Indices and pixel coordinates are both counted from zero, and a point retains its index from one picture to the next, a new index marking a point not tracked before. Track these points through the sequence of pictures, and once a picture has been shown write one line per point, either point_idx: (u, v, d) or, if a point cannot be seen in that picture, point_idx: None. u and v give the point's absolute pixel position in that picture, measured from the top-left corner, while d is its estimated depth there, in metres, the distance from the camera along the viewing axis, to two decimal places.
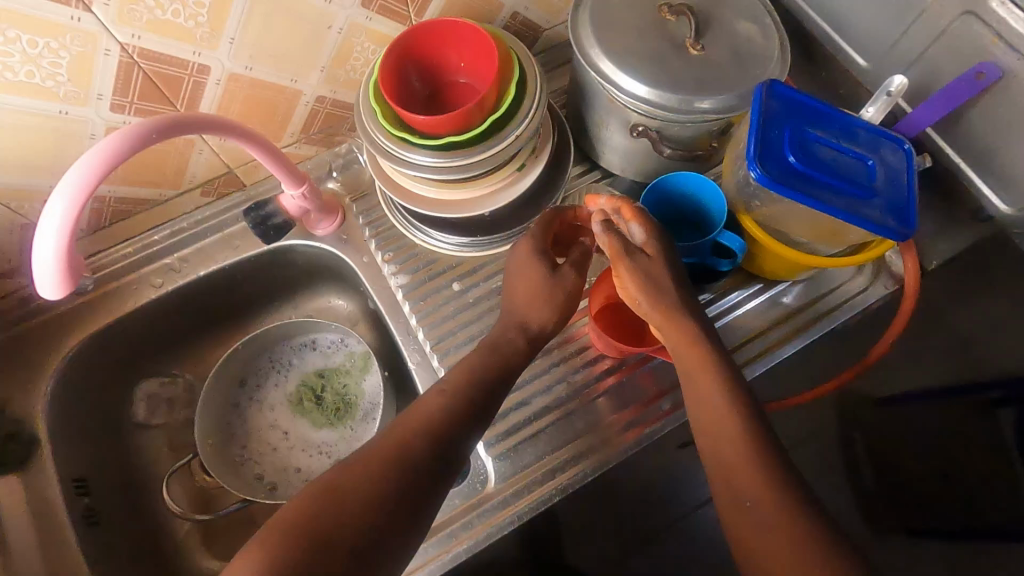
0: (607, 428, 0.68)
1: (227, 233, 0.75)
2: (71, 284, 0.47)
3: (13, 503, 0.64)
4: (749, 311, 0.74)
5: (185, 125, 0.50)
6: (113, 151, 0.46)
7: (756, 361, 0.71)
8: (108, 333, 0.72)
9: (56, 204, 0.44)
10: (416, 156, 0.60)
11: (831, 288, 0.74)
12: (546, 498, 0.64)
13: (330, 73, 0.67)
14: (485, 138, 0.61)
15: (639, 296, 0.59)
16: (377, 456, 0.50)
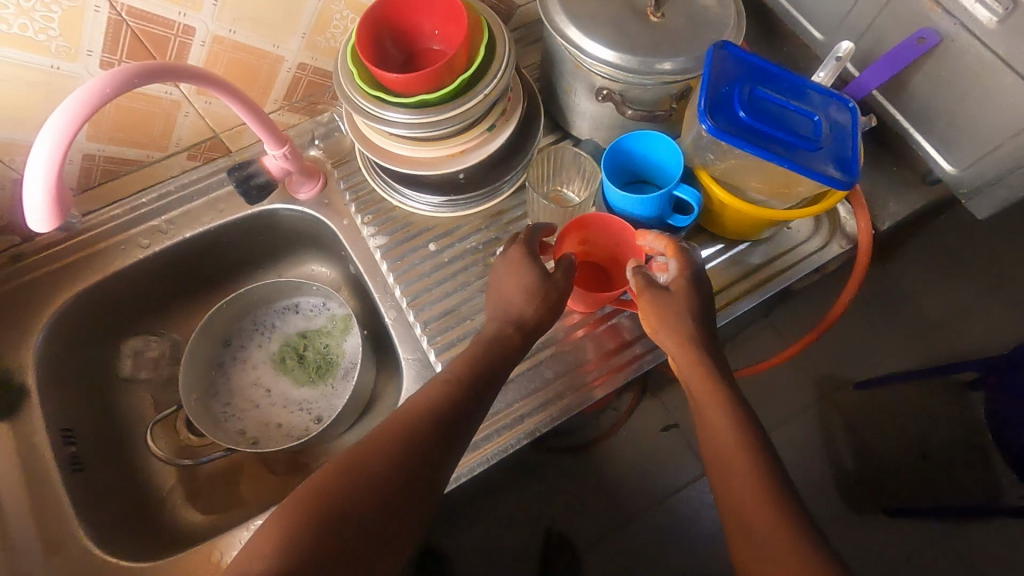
0: (572, 378, 0.71)
1: (212, 197, 0.78)
2: (59, 217, 0.49)
3: (2, 446, 0.66)
4: (712, 268, 0.77)
5: (164, 74, 0.53)
6: (97, 91, 0.48)
7: (718, 315, 0.75)
8: (98, 290, 0.75)
9: (45, 138, 0.47)
10: (392, 115, 0.64)
11: (790, 249, 0.78)
12: (516, 443, 0.68)
13: (311, 40, 0.70)
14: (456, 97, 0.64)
15: (660, 325, 0.60)
16: (386, 441, 0.51)
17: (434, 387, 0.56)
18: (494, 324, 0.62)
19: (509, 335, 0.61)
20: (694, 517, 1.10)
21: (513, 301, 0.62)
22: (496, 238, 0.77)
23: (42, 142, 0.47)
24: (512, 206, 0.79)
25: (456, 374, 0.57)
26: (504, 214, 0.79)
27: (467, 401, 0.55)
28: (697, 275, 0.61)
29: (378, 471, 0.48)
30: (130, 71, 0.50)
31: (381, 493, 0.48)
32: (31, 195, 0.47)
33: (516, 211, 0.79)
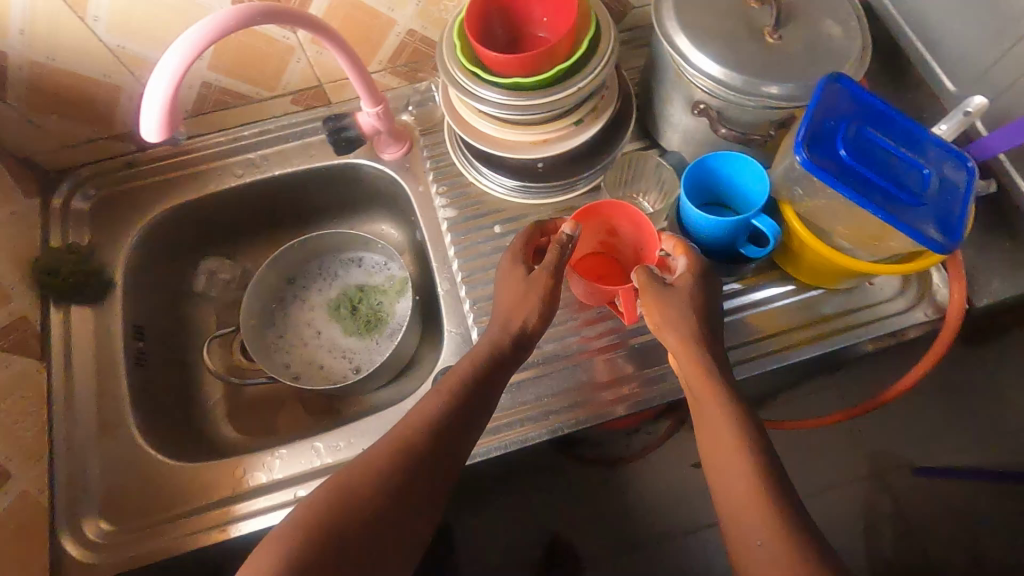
0: (594, 389, 0.70)
1: (307, 142, 0.83)
2: (169, 131, 0.53)
3: (84, 329, 0.73)
4: (774, 309, 0.74)
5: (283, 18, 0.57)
6: (223, 22, 0.53)
7: (770, 358, 0.71)
8: (189, 206, 0.82)
9: (171, 58, 0.51)
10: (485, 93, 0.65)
11: (859, 305, 0.73)
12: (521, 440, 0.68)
13: (424, 9, 0.72)
14: (549, 86, 0.64)
15: (662, 324, 0.59)
16: (379, 457, 0.52)
17: (434, 398, 0.56)
18: (493, 330, 0.61)
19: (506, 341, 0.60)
20: (707, 560, 1.06)
21: (505, 308, 0.62)
22: None
23: (165, 62, 0.51)
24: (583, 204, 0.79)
25: (450, 390, 0.56)
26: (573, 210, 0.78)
27: (464, 410, 0.55)
28: (703, 269, 0.62)
29: (375, 486, 0.50)
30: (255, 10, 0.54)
31: (382, 507, 0.49)
32: (148, 108, 0.52)
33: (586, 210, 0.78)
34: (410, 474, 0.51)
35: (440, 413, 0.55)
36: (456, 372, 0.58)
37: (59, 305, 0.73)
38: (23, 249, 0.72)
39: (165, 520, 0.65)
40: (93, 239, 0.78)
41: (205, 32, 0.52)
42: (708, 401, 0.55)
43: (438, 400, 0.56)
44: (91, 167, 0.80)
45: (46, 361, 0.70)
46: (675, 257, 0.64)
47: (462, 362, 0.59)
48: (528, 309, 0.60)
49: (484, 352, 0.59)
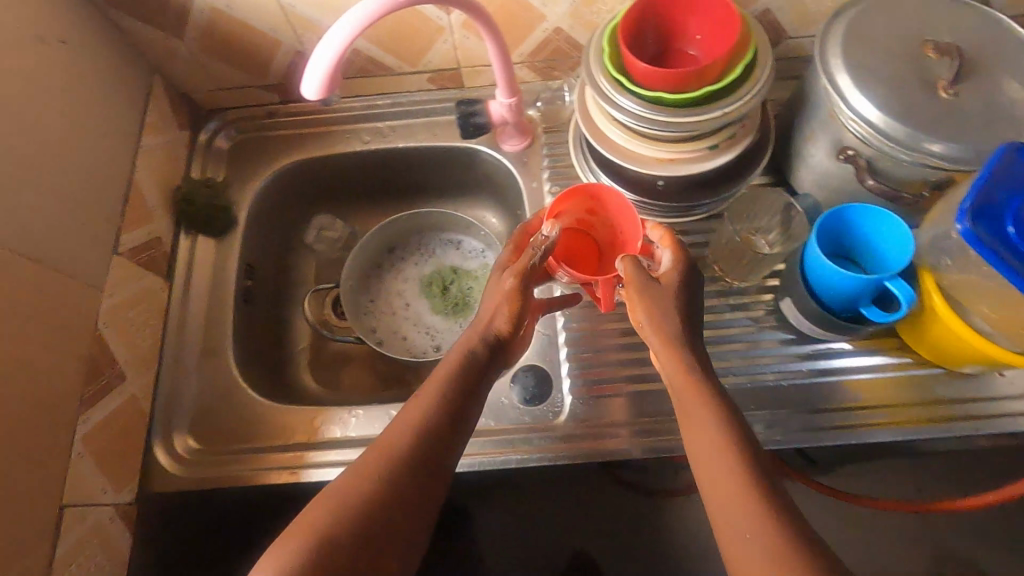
0: (604, 427, 0.68)
1: (433, 120, 0.85)
2: (327, 92, 0.56)
3: (206, 258, 0.79)
4: (861, 380, 0.69)
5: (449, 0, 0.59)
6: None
7: (851, 431, 0.67)
8: (314, 162, 0.86)
9: (344, 25, 0.54)
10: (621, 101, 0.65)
11: (932, 403, 0.67)
12: (508, 461, 0.68)
13: (577, 9, 0.72)
14: (691, 105, 0.63)
15: (649, 321, 0.58)
16: (366, 464, 0.48)
17: (418, 404, 0.53)
18: (469, 336, 0.60)
19: (478, 350, 0.59)
20: None
21: (485, 311, 0.62)
22: None
23: (337, 28, 0.54)
24: (695, 232, 0.77)
25: (443, 396, 0.53)
26: (684, 236, 0.77)
27: (455, 415, 0.52)
28: (687, 265, 0.62)
29: (368, 492, 0.46)
30: None
31: (383, 515, 0.45)
32: (313, 70, 0.55)
33: (697, 239, 0.76)
34: (408, 479, 0.47)
35: (429, 416, 0.51)
36: (437, 381, 0.55)
37: (188, 231, 0.79)
38: (170, 175, 0.78)
39: (230, 451, 0.69)
40: (226, 177, 0.84)
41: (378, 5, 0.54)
42: (698, 412, 0.52)
43: (427, 406, 0.52)
44: (239, 112, 0.86)
45: (170, 281, 0.76)
46: (659, 248, 0.64)
47: (442, 369, 0.56)
48: (502, 316, 0.61)
49: (458, 358, 0.57)
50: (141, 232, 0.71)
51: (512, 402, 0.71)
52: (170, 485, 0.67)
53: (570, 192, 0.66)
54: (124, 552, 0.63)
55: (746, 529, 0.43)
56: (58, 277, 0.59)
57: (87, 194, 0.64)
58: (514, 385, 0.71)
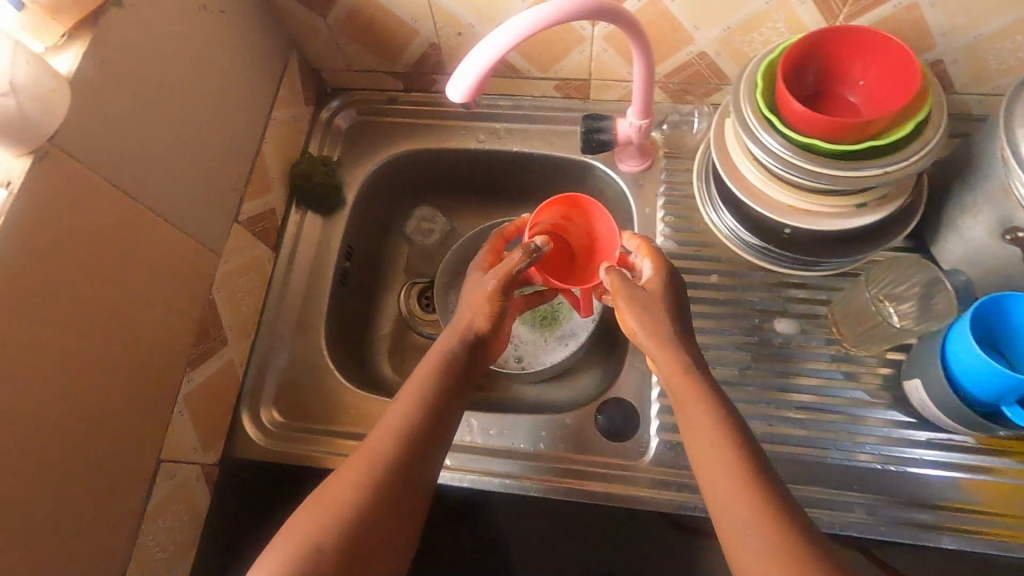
0: (614, 469, 0.67)
1: (551, 129, 0.84)
2: (472, 98, 0.55)
3: (312, 234, 0.80)
4: (929, 475, 0.64)
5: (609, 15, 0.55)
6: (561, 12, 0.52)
7: (914, 530, 0.62)
8: (426, 154, 0.86)
9: (502, 35, 0.51)
10: (766, 139, 0.61)
11: (1005, 512, 0.62)
12: (513, 486, 0.67)
13: (729, 36, 0.68)
14: (842, 157, 0.58)
15: (639, 327, 0.58)
16: (354, 468, 0.53)
17: (400, 410, 0.57)
18: (450, 339, 0.64)
19: (457, 352, 0.63)
20: None
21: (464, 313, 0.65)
22: (780, 309, 0.71)
23: (496, 33, 0.51)
24: (814, 286, 0.72)
25: (427, 402, 0.58)
26: (802, 289, 0.72)
27: (436, 425, 0.57)
28: (670, 275, 0.61)
29: (355, 494, 0.51)
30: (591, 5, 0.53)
31: (375, 518, 0.51)
32: (463, 73, 0.53)
33: (816, 294, 0.71)
34: (392, 482, 0.53)
35: (411, 425, 0.56)
36: (415, 387, 0.59)
37: (299, 206, 0.80)
38: (290, 149, 0.79)
39: (298, 428, 0.70)
40: (340, 156, 0.85)
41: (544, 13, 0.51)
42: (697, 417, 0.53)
43: (405, 412, 0.57)
44: (362, 94, 0.87)
45: (276, 253, 0.77)
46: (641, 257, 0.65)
47: (419, 374, 0.61)
48: (479, 321, 0.64)
49: (438, 363, 0.62)
50: (259, 202, 0.73)
51: (595, 432, 0.69)
52: (251, 452, 0.69)
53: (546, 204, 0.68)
54: (202, 509, 0.65)
55: (748, 527, 0.46)
56: (187, 241, 0.60)
57: (221, 160, 0.65)
58: (598, 415, 0.69)
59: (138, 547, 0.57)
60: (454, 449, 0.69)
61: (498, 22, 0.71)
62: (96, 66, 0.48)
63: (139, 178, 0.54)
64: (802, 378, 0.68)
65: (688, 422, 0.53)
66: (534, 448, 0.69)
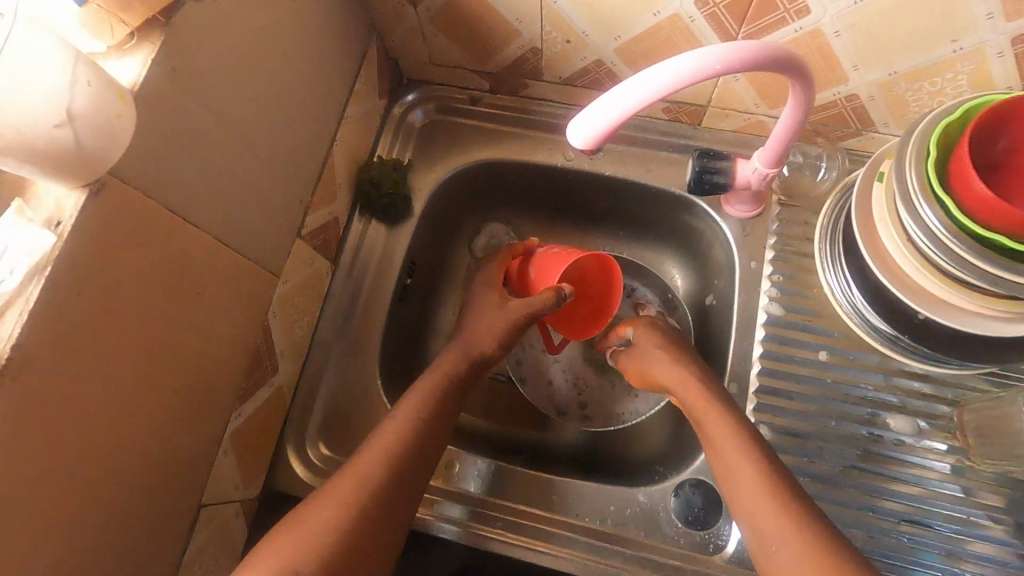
0: (569, 535, 0.61)
1: (650, 154, 0.74)
2: (596, 145, 0.46)
3: (374, 246, 0.72)
4: None
5: (786, 66, 0.45)
6: (735, 60, 0.42)
7: None
8: (505, 165, 0.76)
9: (655, 78, 0.42)
10: (925, 213, 0.50)
11: None
12: (453, 532, 0.62)
13: (893, 81, 0.57)
14: (1016, 257, 0.46)
15: (652, 363, 0.65)
16: (343, 489, 0.51)
17: (389, 435, 0.56)
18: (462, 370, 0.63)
19: (461, 376, 0.63)
20: None
21: (479, 338, 0.64)
22: (896, 402, 0.63)
23: (660, 69, 0.42)
24: (939, 380, 0.62)
25: (430, 413, 0.58)
26: (924, 382, 0.63)
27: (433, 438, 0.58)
28: (654, 321, 0.70)
29: (344, 520, 0.49)
30: (769, 54, 0.43)
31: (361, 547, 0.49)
32: (599, 111, 0.44)
33: (940, 390, 0.62)
34: (378, 510, 0.51)
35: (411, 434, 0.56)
36: (410, 410, 0.58)
37: (362, 213, 0.72)
38: (360, 150, 0.71)
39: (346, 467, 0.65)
40: (412, 159, 0.76)
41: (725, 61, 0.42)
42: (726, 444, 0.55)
43: (406, 421, 0.57)
44: (441, 90, 0.77)
45: (335, 266, 0.70)
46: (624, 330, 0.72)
47: (416, 395, 0.59)
48: (491, 348, 0.64)
49: (442, 378, 0.62)
50: (323, 213, 0.65)
51: (671, 516, 0.62)
52: (295, 488, 0.63)
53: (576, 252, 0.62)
54: (240, 547, 0.60)
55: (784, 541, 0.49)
56: (249, 266, 0.53)
57: (290, 170, 0.57)
58: (675, 496, 0.62)
59: None
60: (479, 503, 0.63)
61: (617, 33, 0.61)
62: (166, 73, 0.40)
63: (206, 201, 0.46)
64: (912, 484, 0.61)
65: (721, 455, 0.56)
66: (601, 525, 0.62)
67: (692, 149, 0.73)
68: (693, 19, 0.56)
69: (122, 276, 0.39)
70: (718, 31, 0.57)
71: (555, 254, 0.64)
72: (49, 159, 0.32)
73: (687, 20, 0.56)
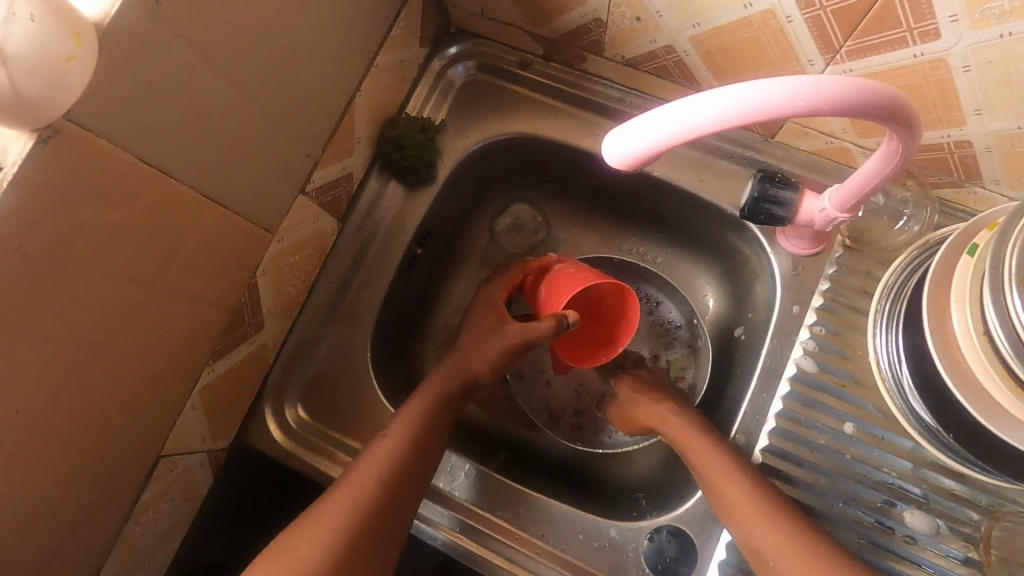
0: (528, 553, 0.59)
1: (708, 162, 0.65)
2: (640, 163, 0.38)
3: (388, 208, 0.67)
4: None
5: (892, 116, 0.37)
6: (839, 94, 0.34)
7: None
8: (544, 144, 0.69)
9: (739, 93, 0.34)
10: (1013, 304, 0.41)
11: None
12: (429, 535, 0.60)
13: (1021, 135, 0.47)
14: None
15: (633, 407, 0.64)
16: (330, 514, 0.50)
17: (380, 455, 0.55)
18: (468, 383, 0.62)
19: (449, 395, 0.61)
20: None
21: (472, 358, 0.62)
22: (918, 495, 0.56)
23: (747, 86, 0.34)
24: (976, 483, 0.55)
25: (427, 423, 0.58)
26: (956, 480, 0.55)
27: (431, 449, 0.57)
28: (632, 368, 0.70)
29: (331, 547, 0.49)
30: (879, 98, 0.35)
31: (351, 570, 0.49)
32: (678, 112, 0.35)
33: (973, 493, 0.55)
34: (369, 530, 0.51)
35: (413, 444, 0.56)
36: (403, 429, 0.57)
37: (381, 172, 0.67)
38: (387, 103, 0.64)
39: (321, 434, 0.63)
40: (444, 120, 0.69)
41: (841, 86, 0.34)
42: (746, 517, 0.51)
43: (407, 432, 0.57)
44: (490, 46, 0.69)
45: (343, 224, 0.66)
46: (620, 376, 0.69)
47: (410, 413, 0.58)
48: (483, 370, 0.62)
49: (441, 392, 0.60)
50: (336, 168, 0.60)
51: (640, 559, 0.58)
52: (267, 446, 0.62)
53: (591, 280, 0.59)
54: (202, 492, 0.60)
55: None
56: (239, 224, 0.49)
57: (299, 121, 0.52)
58: (649, 540, 0.58)
59: (122, 539, 0.52)
60: (447, 502, 0.61)
61: (697, 20, 0.51)
62: (145, 6, 0.34)
63: (190, 153, 0.41)
64: None
65: (745, 530, 0.51)
66: (561, 550, 0.59)
67: (755, 163, 0.64)
68: (791, 20, 0.46)
69: (78, 232, 0.36)
70: (818, 39, 0.47)
71: (572, 277, 0.61)
72: None
73: (783, 20, 0.47)
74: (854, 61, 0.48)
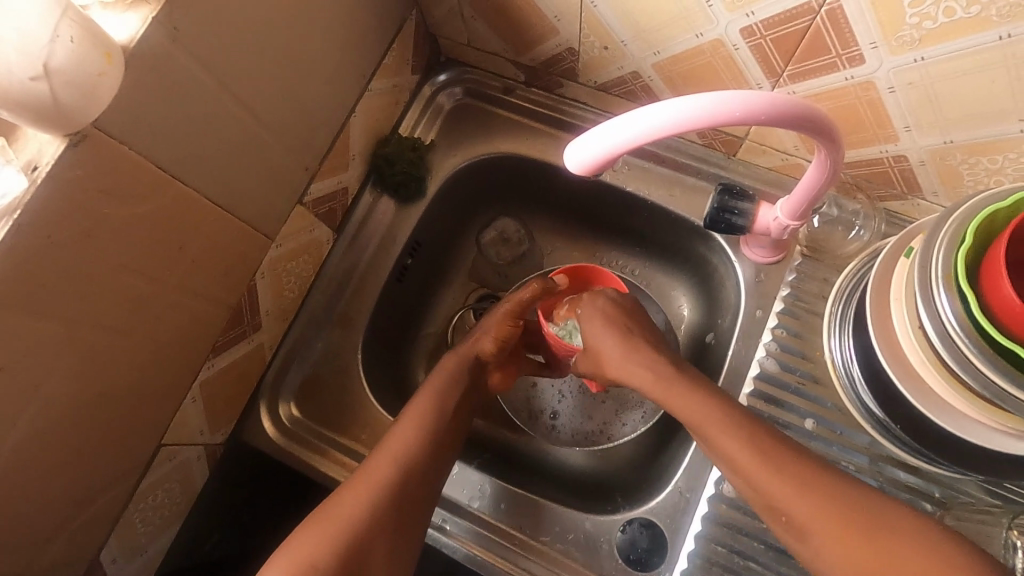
0: (544, 566, 0.61)
1: (679, 178, 0.71)
2: (597, 168, 0.42)
3: (380, 220, 0.72)
4: None
5: (815, 128, 0.42)
6: (762, 107, 0.39)
7: None
8: (522, 161, 0.75)
9: (680, 108, 0.39)
10: (941, 305, 0.44)
11: None
12: (460, 553, 0.62)
13: (949, 150, 0.52)
14: None
15: (611, 358, 0.63)
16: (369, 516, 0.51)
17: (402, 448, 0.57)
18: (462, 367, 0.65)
19: None
20: None
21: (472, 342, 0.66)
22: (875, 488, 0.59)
23: (686, 101, 0.39)
24: (930, 476, 0.58)
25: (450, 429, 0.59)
26: (911, 473, 0.58)
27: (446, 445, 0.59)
28: (605, 307, 0.65)
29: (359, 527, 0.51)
30: (797, 111, 0.40)
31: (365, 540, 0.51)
32: (628, 123, 0.40)
33: (926, 485, 0.58)
34: (388, 507, 0.53)
35: (432, 440, 0.58)
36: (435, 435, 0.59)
37: (374, 187, 0.72)
38: (382, 123, 0.70)
39: (312, 433, 0.67)
40: (434, 140, 0.75)
41: (772, 105, 0.39)
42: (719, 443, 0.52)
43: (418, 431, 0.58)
44: (476, 73, 0.75)
45: (338, 234, 0.70)
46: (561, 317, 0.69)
47: (429, 418, 0.59)
48: (488, 347, 0.66)
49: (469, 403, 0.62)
50: (332, 182, 0.65)
51: (613, 549, 0.61)
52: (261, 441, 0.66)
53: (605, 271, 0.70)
54: (199, 484, 0.63)
55: None
56: (242, 227, 0.54)
57: (298, 136, 0.57)
58: (622, 531, 0.62)
59: (121, 523, 0.55)
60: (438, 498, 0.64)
61: (657, 49, 0.57)
62: (166, 32, 0.40)
63: (200, 161, 0.47)
64: None
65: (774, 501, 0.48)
66: (540, 542, 0.62)
67: (720, 179, 0.69)
68: (738, 48, 0.52)
69: (99, 225, 0.41)
70: (763, 64, 0.53)
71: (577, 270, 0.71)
72: (23, 107, 0.33)
73: (729, 48, 0.52)
74: (799, 82, 0.53)
